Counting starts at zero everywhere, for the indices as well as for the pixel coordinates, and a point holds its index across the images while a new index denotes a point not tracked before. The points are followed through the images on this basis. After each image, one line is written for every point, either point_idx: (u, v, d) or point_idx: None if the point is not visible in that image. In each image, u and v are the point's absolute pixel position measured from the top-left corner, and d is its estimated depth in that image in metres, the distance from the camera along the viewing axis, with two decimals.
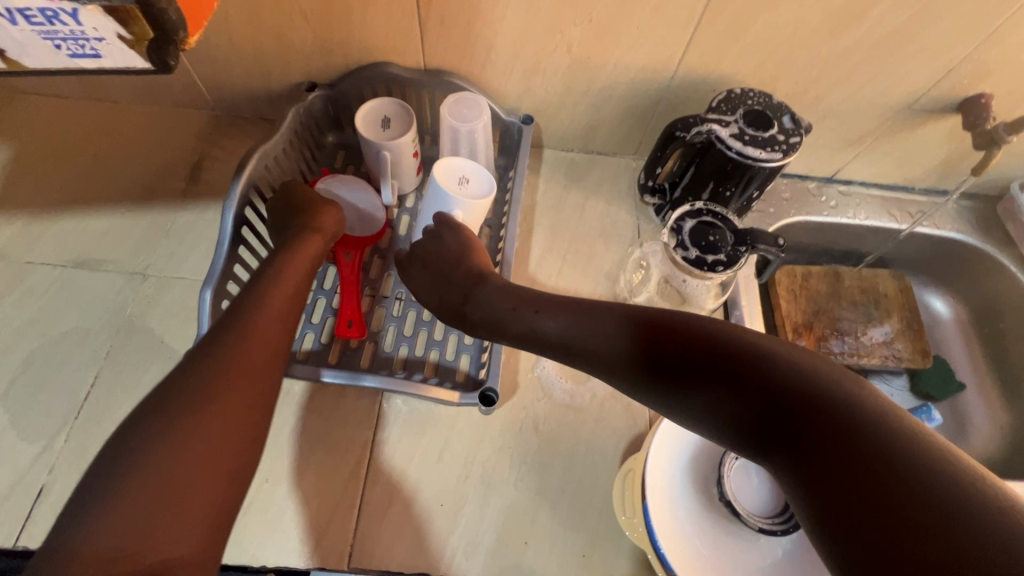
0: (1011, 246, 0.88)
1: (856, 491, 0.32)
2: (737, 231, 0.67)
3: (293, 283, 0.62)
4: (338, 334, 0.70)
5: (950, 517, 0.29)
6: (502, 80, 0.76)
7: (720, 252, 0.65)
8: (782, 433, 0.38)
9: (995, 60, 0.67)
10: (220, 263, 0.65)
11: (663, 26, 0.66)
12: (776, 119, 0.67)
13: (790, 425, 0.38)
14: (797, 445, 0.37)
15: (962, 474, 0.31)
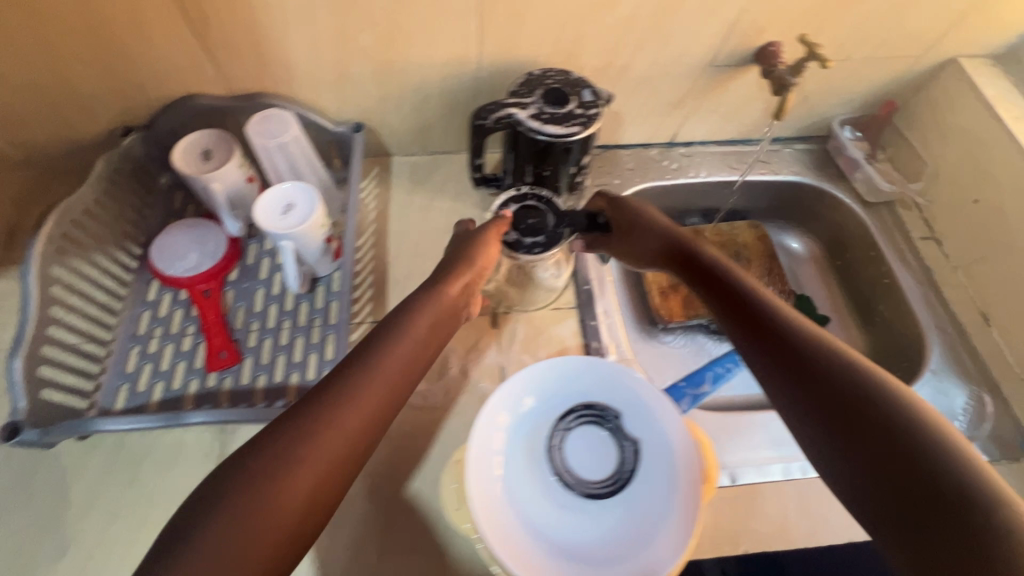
0: (844, 180, 0.92)
1: (902, 484, 0.37)
2: (558, 214, 0.68)
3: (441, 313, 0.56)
4: (211, 367, 0.68)
5: (956, 490, 0.35)
6: (315, 96, 0.76)
7: (540, 234, 0.66)
8: (850, 423, 0.41)
9: (767, 11, 0.71)
10: (29, 328, 0.59)
11: (447, 18, 0.67)
12: (574, 95, 0.69)
13: (852, 415, 0.41)
14: (856, 436, 0.41)
15: (945, 450, 0.37)
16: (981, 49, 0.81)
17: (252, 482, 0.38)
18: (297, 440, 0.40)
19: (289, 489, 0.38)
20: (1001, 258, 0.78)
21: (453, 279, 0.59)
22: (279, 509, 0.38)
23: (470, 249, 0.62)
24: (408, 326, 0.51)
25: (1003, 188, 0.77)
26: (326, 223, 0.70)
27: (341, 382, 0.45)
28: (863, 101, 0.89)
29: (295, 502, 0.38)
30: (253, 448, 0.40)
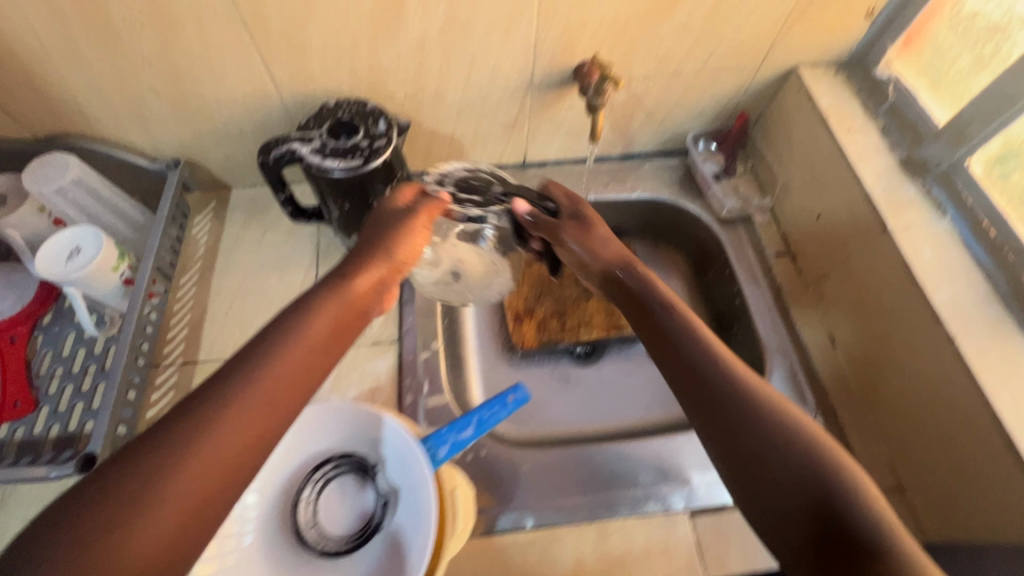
0: (701, 196, 0.89)
1: (825, 534, 0.36)
2: (506, 187, 0.71)
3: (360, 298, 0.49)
4: (4, 417, 0.67)
5: (866, 547, 0.34)
6: (122, 134, 0.74)
7: (476, 193, 0.68)
8: (754, 466, 0.39)
9: (566, 31, 0.68)
10: None
11: (225, 53, 0.64)
12: (363, 126, 0.66)
13: (761, 462, 0.39)
14: (765, 484, 0.39)
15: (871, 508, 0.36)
16: (821, 57, 0.78)
17: (107, 513, 0.31)
18: (174, 452, 0.34)
19: (150, 516, 0.31)
20: (839, 276, 0.74)
21: (361, 270, 0.51)
22: (154, 542, 0.31)
23: (389, 237, 0.55)
24: (297, 328, 0.43)
25: (838, 203, 0.73)
26: (123, 258, 0.69)
27: (214, 385, 0.37)
28: (715, 114, 0.86)
29: (168, 533, 0.32)
30: (117, 472, 0.32)
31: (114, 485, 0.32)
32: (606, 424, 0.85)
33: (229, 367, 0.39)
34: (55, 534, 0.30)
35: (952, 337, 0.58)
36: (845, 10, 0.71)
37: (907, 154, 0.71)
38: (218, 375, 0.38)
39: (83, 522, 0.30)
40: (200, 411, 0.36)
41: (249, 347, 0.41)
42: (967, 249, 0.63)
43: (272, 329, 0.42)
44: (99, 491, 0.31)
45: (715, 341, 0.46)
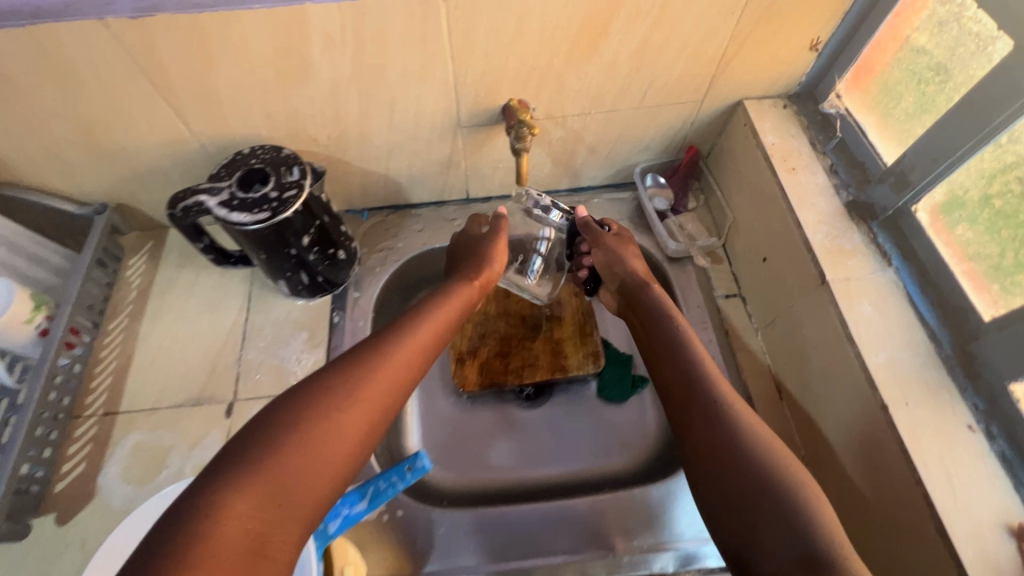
0: (649, 231, 0.84)
1: (753, 496, 0.47)
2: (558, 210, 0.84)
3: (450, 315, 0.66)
4: None
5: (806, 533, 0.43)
6: (44, 181, 0.73)
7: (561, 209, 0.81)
8: (726, 444, 0.50)
9: (486, 72, 0.65)
10: None
11: (132, 103, 0.63)
12: (275, 175, 0.64)
13: (723, 443, 0.51)
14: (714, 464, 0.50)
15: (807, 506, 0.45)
16: (768, 89, 0.74)
17: (303, 416, 0.47)
18: (347, 384, 0.51)
19: (325, 423, 0.47)
20: (784, 324, 0.69)
21: (475, 272, 0.73)
22: (340, 440, 0.47)
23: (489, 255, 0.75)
24: (427, 317, 0.63)
25: (782, 248, 0.69)
26: (38, 309, 0.69)
27: (371, 349, 0.55)
28: (663, 148, 0.82)
29: (344, 439, 0.48)
30: (313, 385, 0.50)
31: (315, 397, 0.49)
32: (548, 473, 0.81)
33: (371, 341, 0.57)
34: (277, 422, 0.46)
35: (886, 406, 0.53)
36: (786, 43, 0.67)
37: (854, 196, 0.66)
38: (372, 344, 0.56)
39: (292, 418, 0.47)
40: (336, 372, 0.51)
41: (390, 331, 0.59)
42: (909, 304, 0.59)
43: (402, 320, 0.62)
44: (301, 402, 0.48)
45: (694, 348, 0.60)
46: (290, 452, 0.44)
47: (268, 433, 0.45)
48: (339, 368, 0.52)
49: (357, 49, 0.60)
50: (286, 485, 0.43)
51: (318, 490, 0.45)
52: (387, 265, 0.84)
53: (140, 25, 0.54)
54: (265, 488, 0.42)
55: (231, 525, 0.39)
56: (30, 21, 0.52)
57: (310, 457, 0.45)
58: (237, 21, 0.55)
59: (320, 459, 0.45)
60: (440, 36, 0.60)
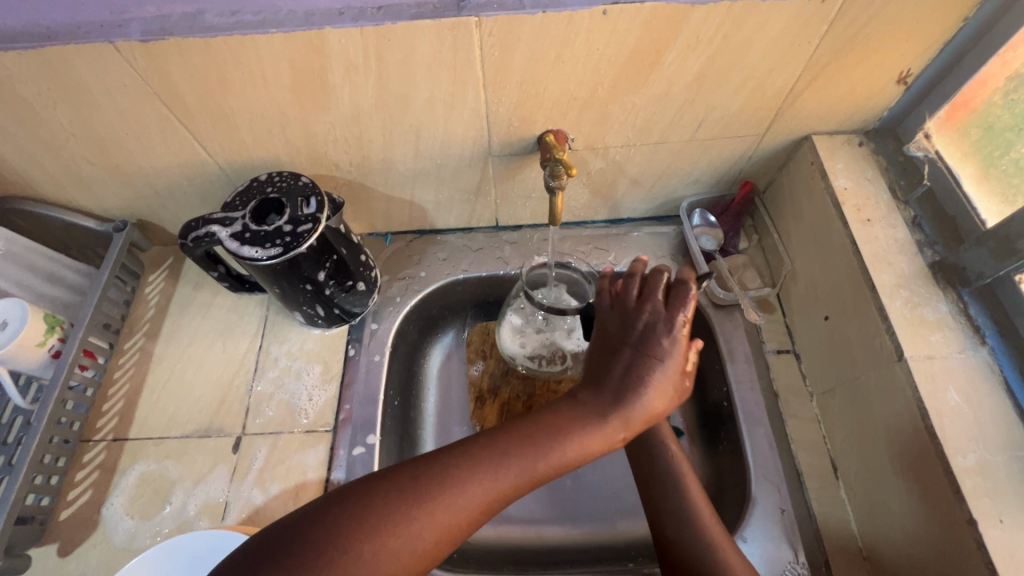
0: (694, 271, 0.76)
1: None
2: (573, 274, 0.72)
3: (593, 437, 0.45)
4: None
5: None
6: (66, 198, 0.71)
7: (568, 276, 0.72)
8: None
9: (522, 102, 0.59)
10: None
11: (148, 125, 0.60)
12: (290, 206, 0.60)
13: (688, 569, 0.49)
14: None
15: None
16: (842, 125, 0.65)
17: (357, 520, 0.40)
18: (418, 504, 0.41)
19: (372, 532, 0.40)
20: (846, 396, 0.61)
21: (653, 392, 0.46)
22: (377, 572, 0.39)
23: (664, 357, 0.47)
24: (557, 448, 0.45)
25: (848, 307, 0.60)
26: (52, 331, 0.66)
27: (467, 459, 0.44)
28: (714, 182, 0.74)
29: None
30: (384, 497, 0.41)
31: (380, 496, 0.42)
32: (570, 532, 0.74)
33: (468, 453, 0.44)
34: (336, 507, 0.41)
35: (974, 521, 0.45)
36: (869, 76, 0.58)
37: (940, 256, 0.58)
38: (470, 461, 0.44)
39: (351, 513, 0.41)
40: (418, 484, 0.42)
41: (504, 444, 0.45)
42: (1005, 394, 0.50)
43: (526, 431, 0.46)
44: (358, 505, 0.41)
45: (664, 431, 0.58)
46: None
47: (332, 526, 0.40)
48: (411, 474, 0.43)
49: (382, 75, 0.55)
50: None
51: None
52: (407, 295, 0.79)
53: (153, 48, 0.50)
54: None
55: None
56: (40, 43, 0.49)
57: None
58: (253, 46, 0.51)
59: None
60: (473, 63, 0.54)
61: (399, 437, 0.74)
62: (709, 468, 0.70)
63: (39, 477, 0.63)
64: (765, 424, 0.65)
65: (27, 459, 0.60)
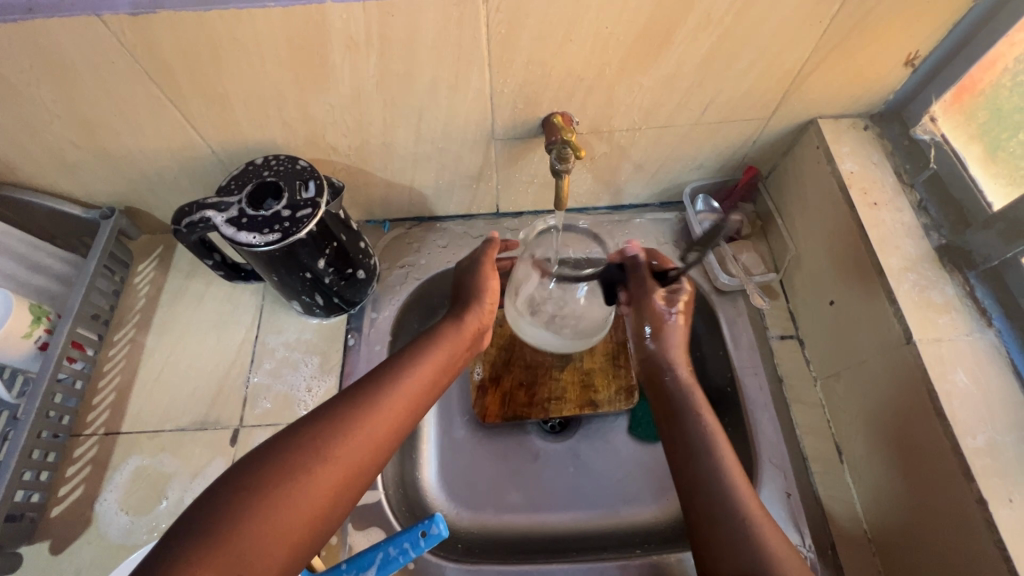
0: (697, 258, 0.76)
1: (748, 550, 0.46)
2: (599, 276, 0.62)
3: (444, 349, 0.59)
4: None
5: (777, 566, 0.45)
6: (51, 184, 0.68)
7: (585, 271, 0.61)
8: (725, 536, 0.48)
9: (527, 83, 0.58)
10: None
11: (138, 106, 0.57)
12: (288, 190, 0.58)
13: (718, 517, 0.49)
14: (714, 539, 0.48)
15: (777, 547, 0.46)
16: (847, 108, 0.65)
17: (282, 456, 0.44)
18: (329, 428, 0.47)
19: (282, 486, 0.42)
20: (852, 380, 0.61)
21: (473, 313, 0.65)
22: (320, 486, 0.44)
23: (478, 288, 0.67)
24: (418, 359, 0.56)
25: (854, 290, 0.60)
26: (38, 322, 0.63)
27: (353, 392, 0.51)
28: (718, 167, 0.74)
29: (322, 491, 0.44)
30: (296, 436, 0.46)
31: (265, 468, 0.43)
32: (576, 518, 0.74)
33: (328, 410, 0.48)
34: (216, 499, 0.41)
35: (984, 501, 0.45)
36: (879, 58, 0.58)
37: (946, 240, 0.58)
38: (332, 415, 0.48)
39: (242, 494, 0.41)
40: (318, 413, 0.48)
41: (383, 372, 0.53)
42: (1011, 374, 0.51)
43: (371, 378, 0.52)
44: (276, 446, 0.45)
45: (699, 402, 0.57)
46: (251, 509, 0.40)
47: (218, 514, 0.40)
48: (280, 447, 0.44)
49: (384, 53, 0.53)
50: (247, 545, 0.39)
51: (294, 535, 0.41)
52: (406, 284, 0.77)
53: (143, 22, 0.48)
54: (242, 542, 0.39)
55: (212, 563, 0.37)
56: (22, 15, 0.46)
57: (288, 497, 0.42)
58: (250, 21, 0.48)
59: (299, 510, 0.42)
60: (478, 40, 0.52)
61: None
62: None
63: (27, 473, 0.60)
64: (769, 409, 0.66)
65: (14, 456, 0.58)
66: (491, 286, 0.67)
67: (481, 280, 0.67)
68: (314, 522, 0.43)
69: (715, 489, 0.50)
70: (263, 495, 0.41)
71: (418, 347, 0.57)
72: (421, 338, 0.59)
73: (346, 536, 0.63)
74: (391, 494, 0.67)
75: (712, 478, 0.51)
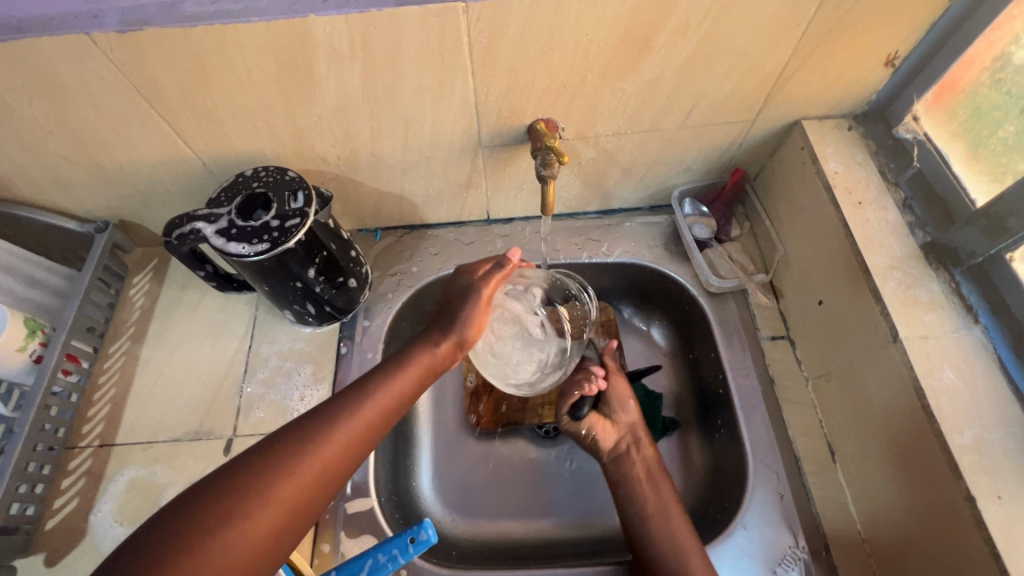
0: (686, 260, 0.76)
1: None
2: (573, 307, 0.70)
3: (406, 384, 0.54)
4: None
5: None
6: (46, 199, 0.69)
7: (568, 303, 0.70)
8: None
9: (511, 91, 0.58)
10: None
11: (128, 121, 0.58)
12: (277, 201, 0.59)
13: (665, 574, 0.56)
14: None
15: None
16: (831, 109, 0.65)
17: (213, 507, 0.40)
18: (265, 478, 0.43)
19: (206, 546, 0.38)
20: (842, 379, 0.61)
21: (446, 339, 0.60)
22: (247, 546, 0.40)
23: (459, 309, 0.61)
24: (373, 396, 0.52)
25: (842, 290, 0.60)
26: (33, 335, 0.64)
27: (298, 432, 0.47)
28: (705, 170, 0.74)
29: (251, 549, 0.40)
30: (227, 485, 0.42)
31: (190, 520, 0.39)
32: (570, 524, 0.73)
33: (267, 454, 0.45)
34: (132, 552, 0.37)
35: (973, 499, 0.45)
36: (859, 59, 0.58)
37: (932, 238, 0.58)
38: (275, 448, 0.46)
39: (160, 552, 0.37)
40: (258, 456, 0.44)
41: (334, 408, 0.50)
42: (999, 371, 0.50)
43: (320, 417, 0.48)
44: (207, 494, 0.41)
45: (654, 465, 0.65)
46: (169, 571, 0.37)
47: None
48: (220, 483, 0.42)
49: (368, 64, 0.53)
50: None
51: None
52: (398, 292, 0.78)
53: (131, 39, 0.49)
54: None
55: None
56: (13, 35, 0.47)
57: (214, 559, 0.38)
58: (236, 36, 0.49)
59: (223, 573, 0.39)
60: (460, 50, 0.53)
61: (394, 432, 0.73)
62: (707, 457, 0.71)
63: (23, 485, 0.61)
64: (761, 410, 0.66)
65: (8, 469, 0.58)
66: (474, 305, 0.61)
67: (462, 297, 0.62)
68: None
69: (666, 548, 0.57)
70: (182, 556, 0.37)
71: (376, 379, 0.53)
72: (380, 367, 0.55)
73: (339, 544, 0.63)
74: (384, 501, 0.67)
75: (665, 538, 0.58)
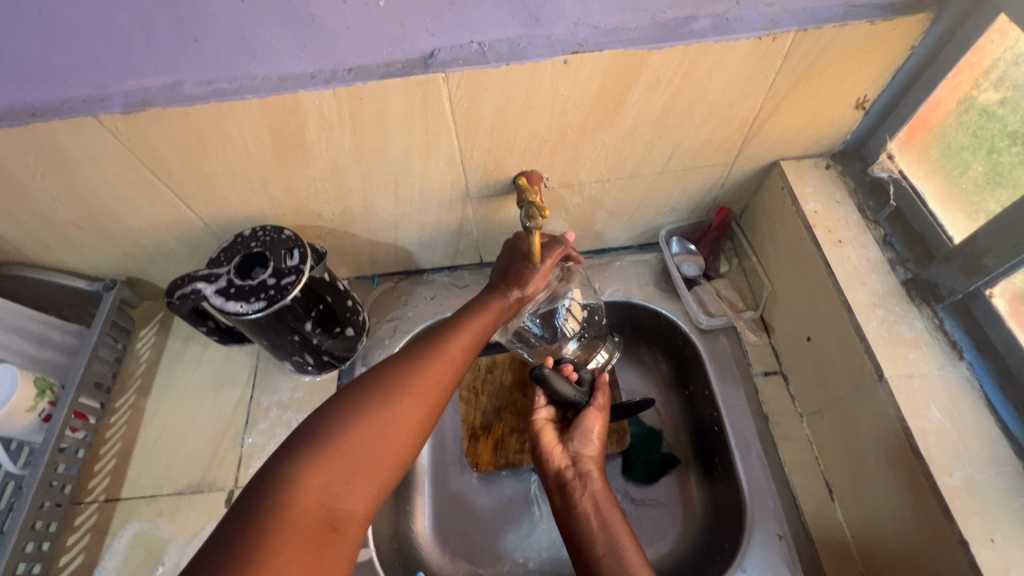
0: (676, 297, 0.78)
1: None
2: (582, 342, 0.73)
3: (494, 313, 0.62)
4: None
5: None
6: (57, 262, 0.72)
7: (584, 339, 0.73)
8: None
9: (494, 148, 0.61)
10: None
11: (133, 189, 0.61)
12: (274, 259, 0.61)
13: None
14: None
15: None
16: (807, 149, 0.67)
17: (355, 402, 0.50)
18: (394, 380, 0.52)
19: (357, 429, 0.48)
20: (834, 416, 0.61)
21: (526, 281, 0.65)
22: (397, 426, 0.50)
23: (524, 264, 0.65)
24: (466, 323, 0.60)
25: (828, 326, 0.61)
26: (43, 395, 0.66)
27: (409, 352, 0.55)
28: (690, 210, 0.76)
29: (398, 435, 0.50)
30: (363, 386, 0.52)
31: (334, 417, 0.49)
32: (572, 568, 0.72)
33: (391, 364, 0.54)
34: (304, 437, 0.47)
35: (965, 542, 0.45)
36: (829, 103, 0.60)
37: (913, 274, 0.59)
38: (331, 440, 0.47)
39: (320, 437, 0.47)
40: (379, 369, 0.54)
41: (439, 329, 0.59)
42: (985, 408, 0.51)
43: (422, 342, 0.57)
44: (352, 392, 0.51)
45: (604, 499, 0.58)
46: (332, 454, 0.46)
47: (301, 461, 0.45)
48: (360, 384, 0.52)
49: (357, 130, 0.56)
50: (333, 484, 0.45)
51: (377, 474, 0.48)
52: (395, 337, 0.80)
53: (134, 119, 0.52)
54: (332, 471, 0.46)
55: (309, 497, 0.43)
56: (26, 120, 0.51)
57: (364, 443, 0.48)
58: (231, 112, 0.53)
59: (376, 450, 0.48)
60: (443, 114, 0.56)
61: None
62: (705, 496, 0.70)
63: (30, 544, 0.62)
64: (756, 448, 0.66)
65: (16, 529, 0.59)
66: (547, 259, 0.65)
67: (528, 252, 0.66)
68: (391, 464, 0.49)
69: None
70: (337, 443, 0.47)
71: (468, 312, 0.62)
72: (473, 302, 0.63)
73: None
74: (383, 550, 0.67)
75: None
